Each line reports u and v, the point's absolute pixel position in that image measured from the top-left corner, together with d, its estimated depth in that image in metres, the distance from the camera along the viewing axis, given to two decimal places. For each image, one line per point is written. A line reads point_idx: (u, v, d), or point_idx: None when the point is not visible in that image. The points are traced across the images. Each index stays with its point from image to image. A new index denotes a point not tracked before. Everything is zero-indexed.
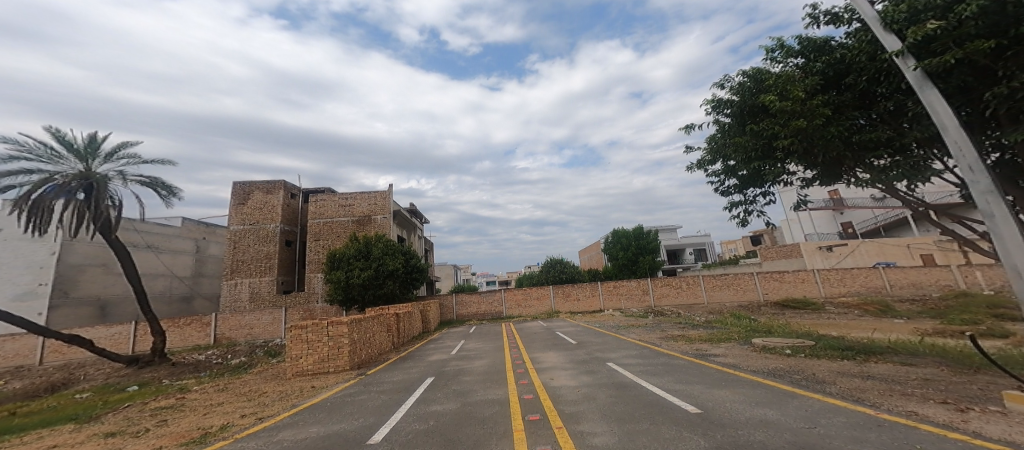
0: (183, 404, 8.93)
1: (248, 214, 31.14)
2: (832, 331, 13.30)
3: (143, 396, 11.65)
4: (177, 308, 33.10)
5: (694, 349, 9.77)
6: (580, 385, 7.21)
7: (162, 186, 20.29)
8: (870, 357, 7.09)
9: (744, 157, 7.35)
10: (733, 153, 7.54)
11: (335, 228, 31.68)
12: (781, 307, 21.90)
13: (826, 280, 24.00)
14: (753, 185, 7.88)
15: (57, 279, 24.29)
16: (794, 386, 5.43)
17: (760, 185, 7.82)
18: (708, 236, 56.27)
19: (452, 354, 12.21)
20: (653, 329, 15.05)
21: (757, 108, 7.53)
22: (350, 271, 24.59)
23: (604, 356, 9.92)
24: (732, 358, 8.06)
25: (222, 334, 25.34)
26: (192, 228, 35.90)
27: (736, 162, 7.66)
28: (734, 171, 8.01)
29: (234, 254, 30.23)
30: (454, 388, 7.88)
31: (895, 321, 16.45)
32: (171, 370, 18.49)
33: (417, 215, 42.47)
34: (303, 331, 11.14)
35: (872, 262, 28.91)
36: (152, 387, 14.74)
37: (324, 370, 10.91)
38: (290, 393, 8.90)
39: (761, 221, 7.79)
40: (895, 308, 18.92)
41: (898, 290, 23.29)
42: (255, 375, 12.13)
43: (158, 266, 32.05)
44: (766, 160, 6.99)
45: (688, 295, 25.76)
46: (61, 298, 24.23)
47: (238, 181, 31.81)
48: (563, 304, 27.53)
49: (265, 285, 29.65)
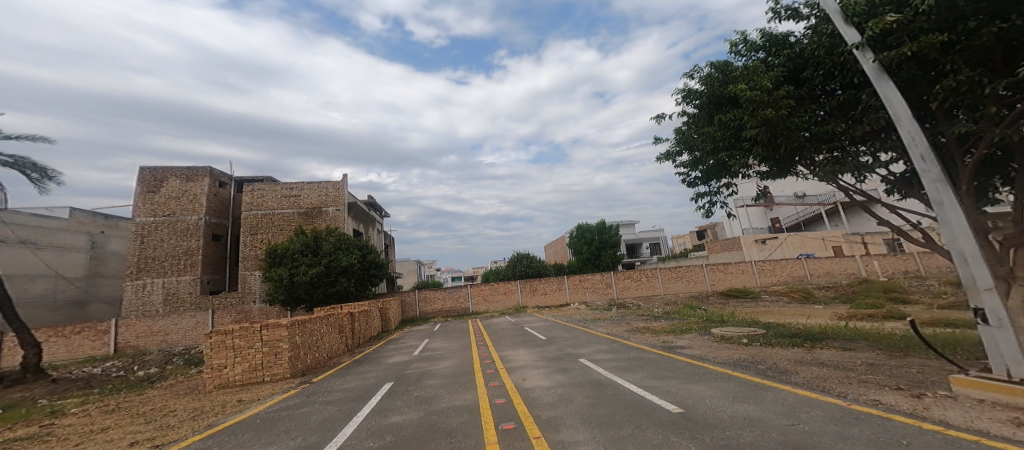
0: (55, 433, 7.42)
1: (162, 204, 27.36)
2: (774, 318, 14.34)
3: (9, 422, 9.69)
4: (64, 314, 28.49)
5: (660, 341, 9.94)
6: (552, 385, 6.94)
7: (31, 168, 17.13)
8: (817, 344, 7.59)
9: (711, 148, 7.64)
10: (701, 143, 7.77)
11: (277, 221, 28.88)
12: (724, 297, 23.51)
13: (762, 270, 26.15)
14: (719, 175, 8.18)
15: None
16: (763, 377, 5.59)
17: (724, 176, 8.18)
18: (661, 230, 59.31)
19: (415, 356, 11.43)
20: (619, 322, 15.37)
21: (724, 100, 7.81)
22: (296, 268, 22.49)
23: (575, 352, 9.77)
24: (696, 350, 8.22)
25: (126, 343, 22.17)
26: (84, 221, 31.04)
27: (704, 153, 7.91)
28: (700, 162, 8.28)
29: (145, 250, 26.45)
30: (413, 394, 7.26)
31: (817, 307, 18.28)
32: (53, 387, 15.73)
33: (376, 208, 40.20)
34: (226, 337, 9.79)
35: (795, 253, 32.07)
36: (35, 408, 12.41)
37: (257, 380, 9.68)
38: (206, 410, 7.71)
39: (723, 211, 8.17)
40: (815, 295, 21.07)
41: (816, 279, 25.98)
42: (167, 389, 10.56)
43: (39, 266, 27.24)
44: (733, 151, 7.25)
45: (646, 287, 26.81)
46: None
47: (148, 166, 27.84)
48: (530, 298, 27.49)
49: (185, 286, 26.36)
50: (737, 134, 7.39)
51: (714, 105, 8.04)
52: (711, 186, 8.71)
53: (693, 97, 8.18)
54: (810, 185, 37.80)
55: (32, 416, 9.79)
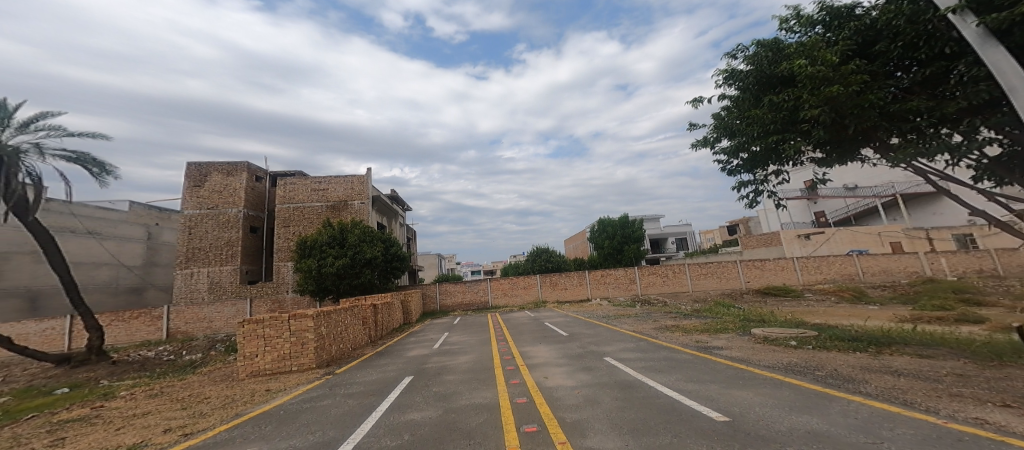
0: (102, 415, 7.63)
1: (205, 197, 28.72)
2: (813, 318, 13.22)
3: (71, 401, 10.25)
4: (125, 300, 30.57)
5: (693, 340, 9.21)
6: (575, 385, 6.47)
7: (92, 163, 18.19)
8: (884, 349, 6.65)
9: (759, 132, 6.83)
10: (748, 127, 6.97)
11: (306, 214, 29.69)
12: (762, 295, 22.08)
13: (804, 267, 24.39)
14: (767, 162, 7.36)
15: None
16: (822, 384, 4.88)
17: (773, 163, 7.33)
18: (689, 225, 57.06)
19: (434, 349, 11.23)
20: (645, 319, 14.61)
21: (774, 81, 7.01)
22: (323, 260, 22.98)
23: (600, 350, 9.23)
24: (735, 351, 7.48)
25: (176, 329, 23.42)
26: (141, 213, 33.07)
27: (751, 138, 7.11)
28: (745, 148, 7.47)
29: (189, 241, 27.86)
30: (433, 391, 6.97)
31: (872, 307, 16.73)
32: (112, 369, 16.72)
33: (399, 202, 40.75)
34: (258, 326, 9.88)
35: (845, 250, 29.79)
36: (95, 388, 13.24)
37: (286, 369, 9.74)
38: (236, 399, 7.71)
39: (771, 202, 7.29)
40: (869, 295, 19.33)
41: (869, 277, 23.96)
42: (205, 375, 10.84)
43: (102, 255, 29.35)
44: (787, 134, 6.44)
45: (674, 283, 25.68)
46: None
47: (193, 162, 29.23)
48: (550, 293, 26.98)
49: (225, 276, 27.58)
50: (792, 116, 6.57)
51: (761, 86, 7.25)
52: (756, 175, 7.85)
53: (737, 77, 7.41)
54: (858, 175, 35.02)
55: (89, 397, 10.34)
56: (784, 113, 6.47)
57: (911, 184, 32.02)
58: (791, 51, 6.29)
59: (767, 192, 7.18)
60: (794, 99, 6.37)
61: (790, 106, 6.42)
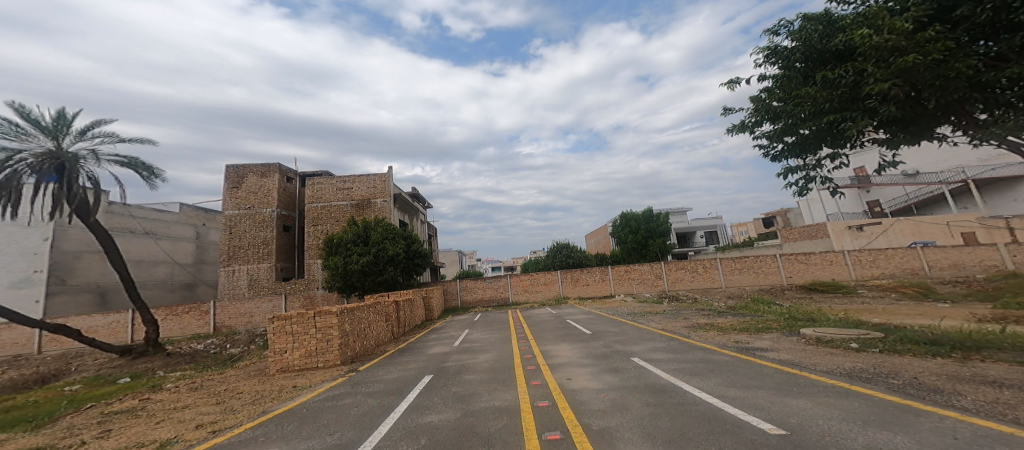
0: (147, 407, 7.72)
1: (242, 198, 29.95)
2: (864, 316, 11.93)
3: (126, 390, 10.65)
4: (179, 295, 32.45)
5: (731, 341, 8.37)
6: (602, 389, 5.93)
7: (142, 167, 19.21)
8: (971, 354, 5.68)
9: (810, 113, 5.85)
10: (796, 110, 5.97)
11: (333, 213, 30.42)
12: (808, 291, 20.41)
13: (858, 261, 22.39)
14: (819, 148, 6.33)
15: (52, 265, 23.50)
16: (899, 395, 4.12)
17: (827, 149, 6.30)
18: (720, 218, 54.41)
19: (455, 347, 10.92)
20: (674, 317, 13.79)
21: (826, 56, 5.98)
22: (349, 257, 23.38)
23: (626, 350, 8.60)
24: (782, 354, 6.64)
25: (222, 323, 24.49)
26: (191, 215, 34.92)
27: (800, 122, 6.10)
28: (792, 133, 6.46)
29: (230, 240, 29.17)
30: (453, 391, 6.61)
31: (941, 306, 14.99)
32: (168, 360, 17.60)
33: (420, 199, 41.09)
34: (286, 323, 9.90)
35: (906, 242, 27.22)
36: (150, 378, 13.91)
37: (313, 365, 9.72)
38: (266, 395, 7.65)
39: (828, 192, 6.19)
40: (937, 291, 17.42)
41: (938, 272, 21.69)
42: (241, 369, 11.00)
43: (157, 253, 31.23)
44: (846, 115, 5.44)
45: (705, 279, 24.32)
46: (59, 285, 23.56)
47: (232, 165, 30.60)
48: (572, 289, 26.24)
49: (263, 273, 28.68)
50: (852, 94, 5.55)
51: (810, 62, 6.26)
52: (806, 160, 6.66)
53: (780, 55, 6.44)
54: (923, 159, 32.25)
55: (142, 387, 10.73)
56: (842, 89, 5.46)
57: (986, 168, 28.97)
58: (848, 18, 5.31)
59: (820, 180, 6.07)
60: (854, 73, 5.34)
61: (849, 82, 5.41)
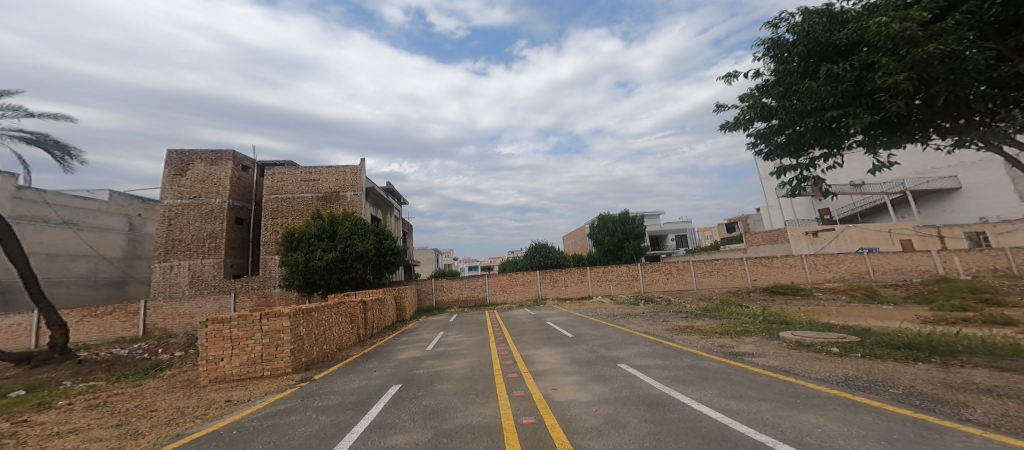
0: (21, 434, 6.45)
1: (187, 187, 27.30)
2: (835, 319, 12.34)
3: (18, 406, 9.08)
4: (105, 293, 29.18)
5: (716, 345, 8.24)
6: (592, 402, 5.62)
7: (54, 146, 16.82)
8: (949, 359, 5.73)
9: (813, 107, 6.07)
10: (799, 103, 6.19)
11: (296, 205, 28.39)
12: (770, 293, 21.21)
13: (813, 265, 23.62)
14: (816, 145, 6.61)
15: None
16: (903, 406, 3.95)
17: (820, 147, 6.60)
18: (689, 222, 56.29)
19: (428, 351, 10.18)
20: (654, 319, 13.73)
21: (830, 52, 6.29)
22: (311, 253, 21.71)
23: (613, 356, 8.30)
24: (772, 360, 6.48)
25: (153, 325, 22.18)
26: (122, 204, 31.58)
27: (802, 117, 6.34)
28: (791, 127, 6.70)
29: (170, 232, 26.47)
30: (421, 405, 5.95)
31: (887, 308, 15.95)
32: (78, 369, 15.54)
33: (394, 194, 39.38)
34: (224, 327, 8.73)
35: (854, 248, 29.12)
36: (62, 389, 12.12)
37: (256, 374, 8.64)
38: (188, 412, 6.58)
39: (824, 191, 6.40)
40: (881, 294, 18.57)
41: (880, 276, 23.28)
42: (166, 380, 9.68)
43: (79, 246, 27.91)
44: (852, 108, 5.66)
45: (677, 281, 24.83)
46: None
47: (176, 150, 27.82)
48: (550, 290, 25.97)
49: (208, 269, 26.24)
50: (857, 89, 5.76)
51: (810, 59, 6.53)
52: (800, 159, 6.98)
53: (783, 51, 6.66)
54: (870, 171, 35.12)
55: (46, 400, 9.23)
56: (847, 84, 5.70)
57: (921, 181, 31.90)
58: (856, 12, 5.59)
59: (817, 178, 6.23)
60: (860, 68, 5.57)
61: (853, 77, 5.66)
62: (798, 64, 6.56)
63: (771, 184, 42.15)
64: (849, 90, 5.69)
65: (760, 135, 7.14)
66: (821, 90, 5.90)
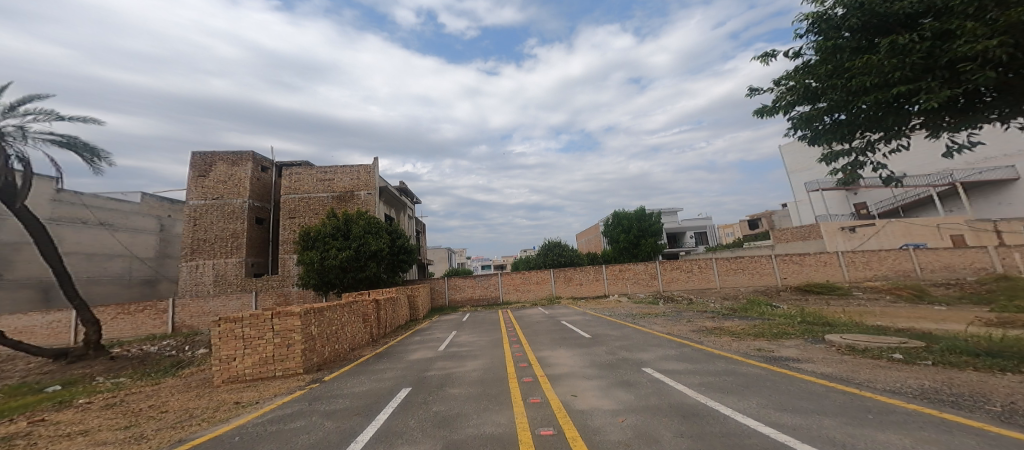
0: (33, 434, 6.27)
1: (209, 187, 27.87)
2: (873, 320, 11.35)
3: (43, 404, 9.12)
4: (138, 292, 30.10)
5: (752, 348, 7.48)
6: (617, 411, 5.04)
7: (83, 148, 17.24)
8: None
9: (873, 84, 5.33)
10: (858, 79, 5.42)
11: (312, 205, 28.60)
12: (803, 293, 19.94)
13: (851, 262, 22.16)
14: (874, 127, 5.83)
15: None
16: (1012, 427, 3.22)
17: (876, 131, 5.85)
18: (709, 219, 54.42)
19: (440, 352, 9.76)
20: (677, 319, 12.95)
21: (889, 21, 5.55)
22: (326, 252, 21.72)
23: (636, 359, 7.68)
24: (823, 367, 5.70)
25: (181, 323, 22.62)
26: (153, 205, 32.55)
27: (860, 94, 5.58)
28: (844, 109, 5.93)
29: (195, 232, 27.06)
30: (431, 412, 5.49)
31: (938, 308, 14.64)
32: (109, 365, 15.85)
33: (407, 193, 39.39)
34: (236, 326, 8.49)
35: (898, 244, 27.31)
36: (89, 386, 12.27)
37: (268, 375, 8.38)
38: (196, 414, 6.28)
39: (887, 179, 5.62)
40: (931, 294, 17.14)
41: (928, 274, 21.64)
42: (181, 379, 9.54)
43: (114, 246, 28.88)
44: (925, 81, 4.92)
45: (700, 279, 23.76)
46: None
47: (198, 152, 28.47)
48: (565, 289, 25.31)
49: (230, 268, 26.70)
50: (928, 62, 5.04)
51: (863, 33, 5.80)
52: (853, 143, 6.19)
53: (831, 25, 5.91)
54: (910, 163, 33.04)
55: (68, 398, 9.22)
56: (916, 56, 4.96)
57: (971, 172, 29.74)
58: None
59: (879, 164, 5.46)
60: (934, 36, 4.85)
61: (923, 47, 4.94)
62: (850, 39, 5.83)
63: (798, 178, 40.21)
64: (919, 62, 4.96)
65: (805, 119, 6.36)
66: (884, 64, 5.16)
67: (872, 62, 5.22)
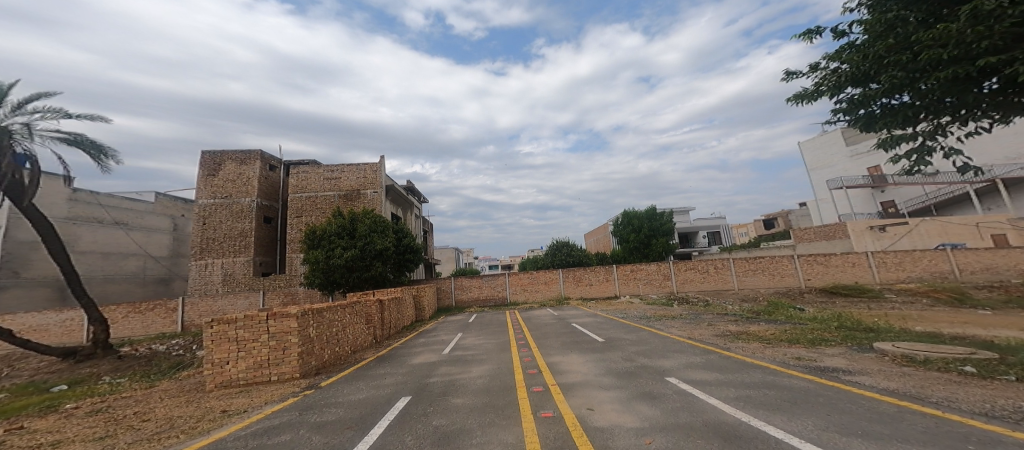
0: (7, 443, 5.81)
1: (219, 186, 27.83)
2: (911, 324, 10.41)
3: (39, 406, 8.77)
4: (152, 290, 30.23)
5: (790, 356, 6.69)
6: (641, 430, 4.34)
7: (90, 147, 17.13)
8: None
9: (949, 57, 4.51)
10: (931, 52, 4.61)
11: (319, 203, 28.36)
12: (830, 295, 18.85)
13: (881, 263, 20.99)
14: (947, 109, 5.01)
15: (5, 257, 21.56)
16: None
17: (945, 113, 5.05)
18: (723, 218, 53.01)
19: (444, 355, 9.16)
20: (694, 322, 12.17)
21: None
22: (332, 251, 21.38)
23: (655, 367, 6.99)
24: (887, 382, 4.89)
25: (190, 322, 22.50)
26: (167, 205, 32.69)
27: (932, 68, 4.75)
28: (910, 88, 5.11)
29: (204, 231, 27.01)
30: (430, 427, 4.89)
31: (980, 313, 13.58)
32: (116, 365, 15.66)
33: (415, 192, 39.07)
34: (230, 328, 8.00)
35: (932, 244, 25.98)
36: (91, 386, 11.98)
37: (263, 379, 7.91)
38: (177, 425, 5.74)
39: (961, 168, 4.85)
40: (973, 297, 15.96)
41: (969, 276, 20.34)
42: (176, 382, 9.07)
43: (129, 245, 29.04)
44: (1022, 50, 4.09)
45: (716, 280, 22.81)
46: (10, 279, 21.55)
47: (208, 151, 28.47)
48: (574, 289, 24.58)
49: (239, 267, 26.59)
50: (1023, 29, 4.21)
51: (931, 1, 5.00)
52: (917, 128, 5.38)
53: None
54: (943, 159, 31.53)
55: (61, 401, 8.84)
56: (1007, 22, 4.15)
57: (1012, 167, 28.04)
58: None
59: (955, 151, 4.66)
60: None
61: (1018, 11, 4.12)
62: (913, 10, 4.99)
63: (819, 176, 38.77)
64: (1012, 29, 4.14)
65: (858, 102, 5.56)
66: (964, 33, 4.33)
67: (948, 32, 4.40)
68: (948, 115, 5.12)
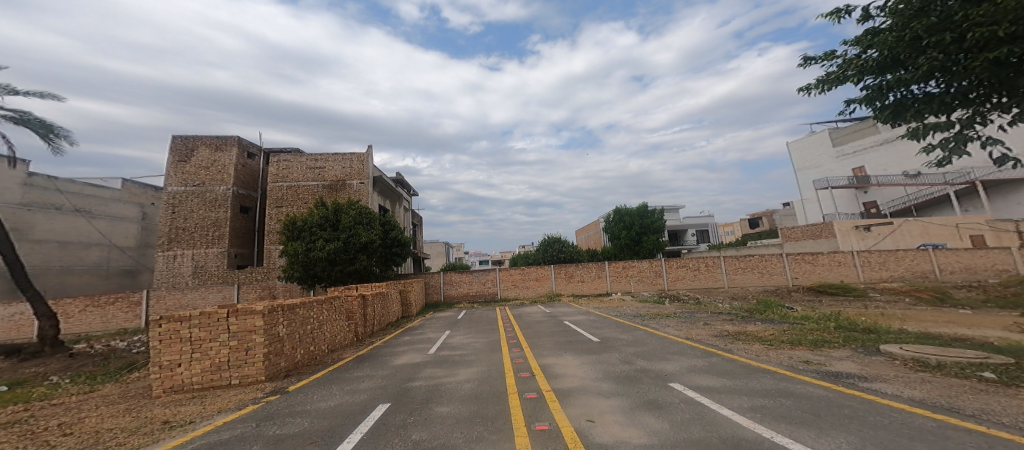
0: None
1: (191, 173, 26.34)
2: (905, 325, 10.32)
3: None
4: (118, 282, 28.54)
5: (798, 360, 6.30)
6: (648, 447, 3.81)
7: (40, 126, 15.73)
8: None
9: (1003, 33, 4.39)
10: (983, 29, 4.48)
11: (301, 193, 27.16)
12: (817, 294, 18.93)
13: (867, 262, 21.25)
14: (984, 95, 4.97)
15: None
16: None
17: (979, 100, 5.00)
18: (711, 217, 53.54)
19: (430, 356, 8.52)
20: (690, 321, 11.85)
21: None
22: (313, 243, 20.39)
23: (657, 370, 6.55)
24: (911, 391, 4.48)
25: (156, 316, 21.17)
26: (136, 192, 30.90)
27: (982, 49, 4.64)
28: (947, 72, 5.01)
29: (174, 220, 25.52)
30: (409, 442, 4.28)
31: (965, 313, 13.68)
32: (69, 363, 14.50)
33: (404, 185, 38.01)
34: (182, 326, 7.20)
35: (914, 244, 26.56)
36: (36, 387, 10.91)
37: (221, 383, 7.17)
38: (103, 442, 4.96)
39: (1000, 159, 4.66)
40: (955, 297, 16.16)
41: (948, 275, 20.77)
42: (124, 387, 8.22)
43: (92, 234, 27.29)
44: None
45: (706, 278, 22.77)
46: None
47: (180, 135, 26.91)
48: (564, 286, 24.24)
49: (211, 259, 25.25)
50: None
51: None
52: (949, 116, 5.29)
53: None
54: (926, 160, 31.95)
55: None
56: None
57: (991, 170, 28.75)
58: None
59: (1001, 137, 4.51)
60: None
61: None
62: None
63: (806, 176, 39.37)
64: None
65: (889, 87, 5.43)
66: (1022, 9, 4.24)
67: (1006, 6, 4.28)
68: (981, 104, 5.06)
